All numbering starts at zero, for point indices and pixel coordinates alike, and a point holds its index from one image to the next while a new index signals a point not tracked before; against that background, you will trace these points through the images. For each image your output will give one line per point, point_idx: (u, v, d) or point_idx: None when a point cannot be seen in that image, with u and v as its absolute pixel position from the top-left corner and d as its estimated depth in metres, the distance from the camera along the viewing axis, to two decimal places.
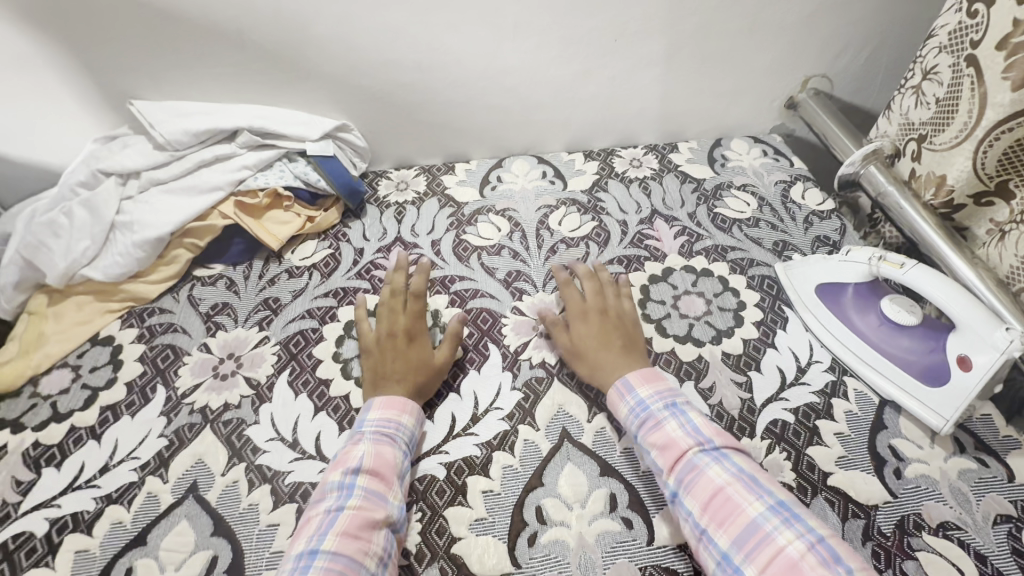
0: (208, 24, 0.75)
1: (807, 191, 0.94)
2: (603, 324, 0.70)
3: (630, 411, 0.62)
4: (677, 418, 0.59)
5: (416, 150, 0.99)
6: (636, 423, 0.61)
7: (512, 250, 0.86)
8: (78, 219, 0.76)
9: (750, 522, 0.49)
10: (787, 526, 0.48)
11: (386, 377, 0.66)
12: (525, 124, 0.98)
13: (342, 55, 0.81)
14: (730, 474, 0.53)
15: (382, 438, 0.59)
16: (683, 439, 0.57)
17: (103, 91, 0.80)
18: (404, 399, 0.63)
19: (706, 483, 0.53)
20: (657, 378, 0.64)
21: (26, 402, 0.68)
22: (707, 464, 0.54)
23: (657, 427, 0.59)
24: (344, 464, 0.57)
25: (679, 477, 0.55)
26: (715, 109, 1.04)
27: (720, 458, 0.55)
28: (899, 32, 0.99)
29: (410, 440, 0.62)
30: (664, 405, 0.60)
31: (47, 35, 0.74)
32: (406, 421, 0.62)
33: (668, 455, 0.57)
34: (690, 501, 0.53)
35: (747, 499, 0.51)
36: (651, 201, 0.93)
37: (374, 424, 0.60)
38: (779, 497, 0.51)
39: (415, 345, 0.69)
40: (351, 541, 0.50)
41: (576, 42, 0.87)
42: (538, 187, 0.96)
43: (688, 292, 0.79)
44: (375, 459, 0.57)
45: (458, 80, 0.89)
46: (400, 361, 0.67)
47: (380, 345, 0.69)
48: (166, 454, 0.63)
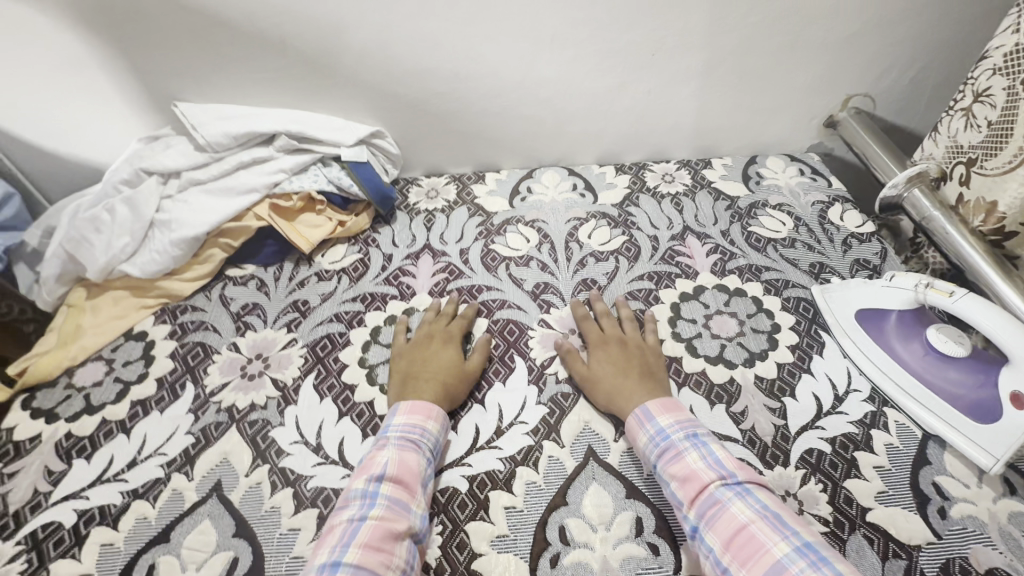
0: (253, 31, 0.77)
1: (847, 213, 0.92)
2: (622, 353, 0.70)
3: (649, 441, 0.60)
4: (698, 449, 0.58)
5: (447, 158, 1.00)
6: (655, 453, 0.59)
7: (541, 262, 0.85)
8: (118, 216, 0.77)
9: (775, 563, 0.48)
10: (814, 569, 0.47)
11: (418, 380, 0.67)
12: (557, 136, 0.98)
13: (382, 63, 0.82)
14: (754, 511, 0.52)
15: (406, 446, 0.59)
16: (705, 471, 0.56)
17: (151, 93, 0.83)
18: (430, 403, 0.63)
19: (729, 519, 0.52)
20: (678, 408, 0.63)
21: (61, 393, 0.70)
22: (730, 499, 0.53)
23: (678, 459, 0.58)
24: (368, 471, 0.57)
25: (700, 511, 0.54)
26: (751, 126, 1.02)
27: (743, 493, 0.54)
28: (946, 52, 0.96)
29: (434, 446, 0.61)
30: (684, 435, 0.59)
31: (100, 38, 0.76)
32: (431, 427, 0.62)
33: (688, 488, 0.56)
34: (712, 537, 0.52)
35: (772, 539, 0.50)
36: (683, 217, 0.92)
37: (399, 430, 0.61)
38: (805, 537, 0.49)
39: (449, 353, 0.70)
40: (373, 553, 0.50)
41: (613, 56, 0.86)
42: (568, 200, 0.95)
43: (721, 312, 0.77)
44: (398, 466, 0.57)
45: (493, 90, 0.89)
46: (433, 366, 0.68)
47: (418, 350, 0.71)
48: (193, 451, 0.64)
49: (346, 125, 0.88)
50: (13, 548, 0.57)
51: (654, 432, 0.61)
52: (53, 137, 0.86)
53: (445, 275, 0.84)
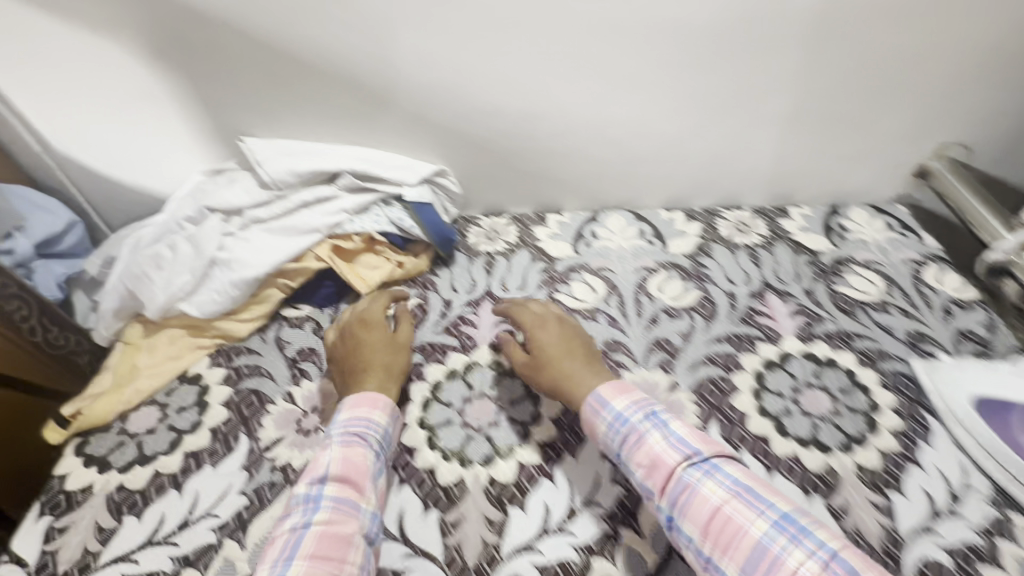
0: (325, 68, 0.74)
1: (944, 275, 0.84)
2: (545, 329, 0.71)
3: (609, 427, 0.60)
4: (659, 431, 0.58)
5: (508, 198, 0.95)
6: (618, 440, 0.59)
7: (609, 316, 0.80)
8: (180, 253, 0.75)
9: (756, 544, 0.49)
10: (795, 543, 0.48)
11: (359, 373, 0.67)
12: (625, 179, 0.93)
13: (453, 101, 0.79)
14: (726, 490, 0.53)
15: (351, 440, 0.59)
16: (670, 454, 0.56)
17: (216, 127, 0.81)
18: (377, 394, 0.64)
19: (702, 503, 0.53)
20: (631, 389, 0.63)
21: (114, 439, 0.67)
22: (701, 481, 0.54)
23: (640, 443, 0.58)
24: (311, 473, 0.57)
25: (672, 499, 0.54)
26: (834, 175, 0.95)
27: (713, 472, 0.54)
28: None
29: (383, 438, 0.62)
30: (645, 417, 0.59)
31: (171, 73, 0.75)
32: (378, 416, 0.62)
33: (657, 476, 0.56)
34: (689, 524, 0.53)
35: (749, 518, 0.51)
36: (762, 271, 0.86)
37: (342, 426, 0.60)
38: (779, 510, 0.51)
39: (375, 333, 0.71)
40: (321, 562, 0.50)
41: (696, 99, 0.81)
42: (636, 247, 0.90)
43: (810, 385, 0.71)
44: (344, 465, 0.57)
45: (562, 131, 0.84)
46: (369, 353, 0.69)
47: (347, 339, 0.71)
48: (246, 515, 0.60)
49: (412, 164, 0.85)
50: None
51: (613, 417, 0.61)
52: (116, 166, 0.85)
53: (508, 326, 0.79)
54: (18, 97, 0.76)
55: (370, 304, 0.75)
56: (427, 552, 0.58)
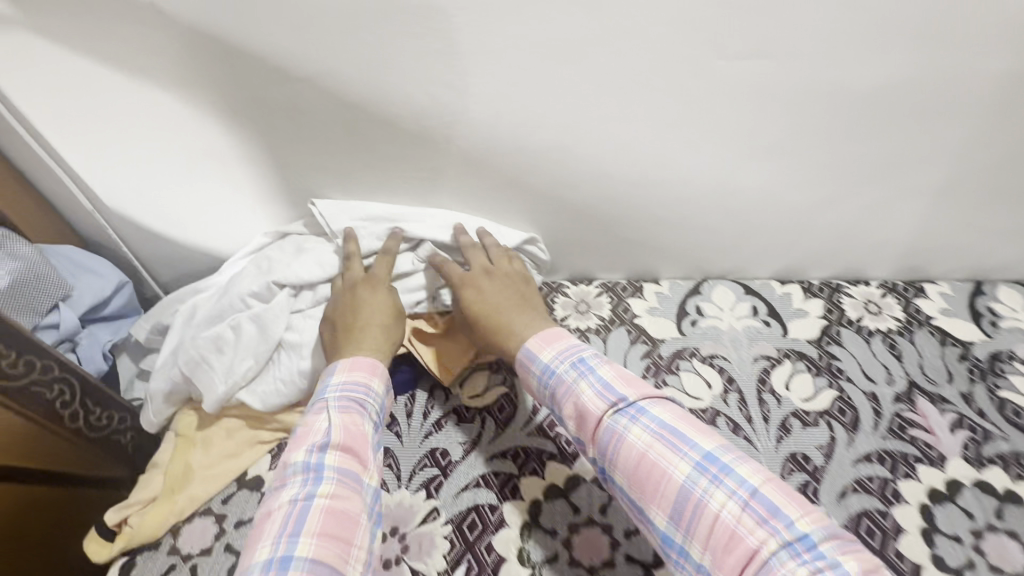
0: (418, 130, 0.66)
1: None
2: (506, 289, 0.68)
3: (540, 378, 0.58)
4: (585, 379, 0.54)
5: (599, 264, 0.84)
6: (549, 391, 0.57)
7: (730, 420, 0.68)
8: (244, 336, 0.66)
9: (679, 489, 0.46)
10: (716, 485, 0.45)
11: (356, 330, 0.62)
12: (736, 249, 0.82)
13: (557, 165, 0.70)
14: (649, 433, 0.49)
15: (349, 406, 0.54)
16: (596, 402, 0.53)
17: (289, 186, 0.73)
18: (374, 360, 0.59)
19: (626, 450, 0.49)
20: (560, 338, 0.60)
21: (165, 560, 0.58)
22: (625, 427, 0.50)
23: (567, 394, 0.55)
24: (307, 441, 0.50)
25: (602, 449, 0.51)
26: (982, 252, 0.81)
27: (638, 414, 0.50)
28: None
29: (380, 407, 0.57)
30: (570, 365, 0.56)
31: (247, 132, 0.67)
32: (376, 385, 0.57)
33: (586, 428, 0.53)
34: (619, 475, 0.50)
35: (671, 462, 0.47)
36: (905, 366, 0.73)
37: (337, 392, 0.55)
38: (703, 450, 0.47)
39: (380, 294, 0.65)
40: (330, 542, 0.45)
41: (836, 169, 0.70)
42: (750, 329, 0.78)
43: (993, 528, 0.59)
44: (345, 433, 0.52)
45: (675, 198, 0.74)
46: (370, 312, 0.63)
47: (344, 293, 0.66)
48: None
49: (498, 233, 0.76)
50: None
51: (542, 370, 0.58)
52: (174, 226, 0.79)
53: None
54: (71, 153, 0.68)
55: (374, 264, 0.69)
56: None
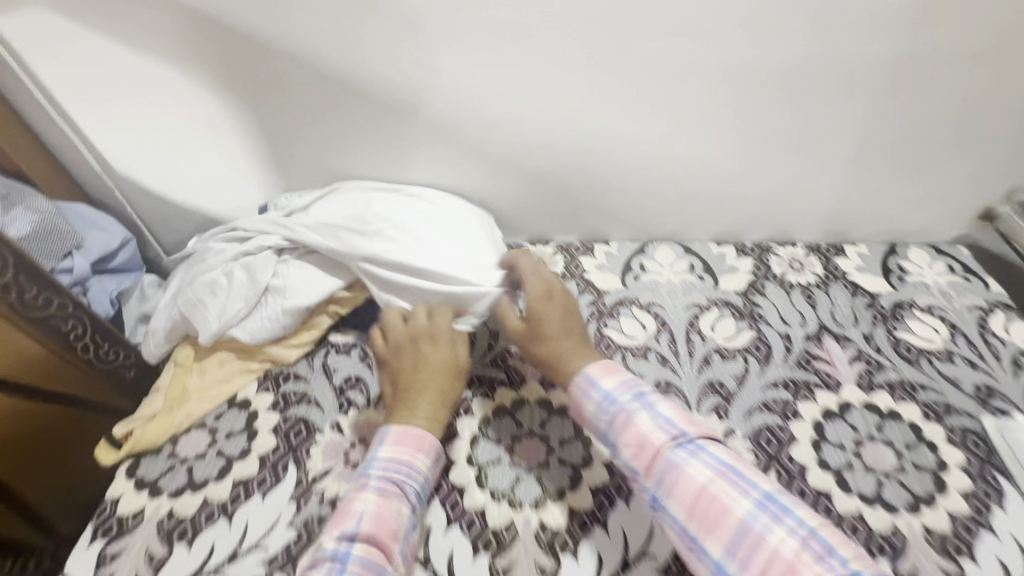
0: (386, 99, 0.75)
1: (1011, 324, 0.80)
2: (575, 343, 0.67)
3: (597, 407, 0.60)
4: (647, 411, 0.57)
5: (554, 226, 0.94)
6: (606, 420, 0.59)
7: (659, 355, 0.78)
8: (237, 281, 0.75)
9: (740, 523, 0.48)
10: (778, 521, 0.47)
11: (409, 390, 0.65)
12: (675, 213, 0.91)
13: (510, 133, 0.79)
14: (711, 471, 0.51)
15: (388, 489, 0.56)
16: (656, 434, 0.55)
17: (275, 152, 0.83)
18: (421, 432, 0.61)
19: (688, 482, 0.52)
20: (619, 369, 0.62)
21: (164, 462, 0.68)
22: (685, 461, 0.53)
23: (628, 424, 0.57)
24: (341, 525, 0.53)
25: (658, 480, 0.53)
26: (894, 216, 0.91)
27: (697, 452, 0.53)
28: None
29: (419, 487, 0.59)
30: (634, 397, 0.58)
31: (237, 102, 0.77)
32: (420, 462, 0.59)
33: (643, 457, 0.55)
34: (674, 504, 0.52)
35: (733, 497, 0.50)
36: (818, 313, 0.83)
37: (382, 467, 0.57)
38: (763, 490, 0.50)
39: (433, 353, 0.67)
40: None
41: (757, 138, 0.80)
42: (685, 282, 0.88)
43: (873, 439, 0.68)
44: (375, 520, 0.54)
45: (615, 166, 0.84)
46: (421, 374, 0.66)
47: (399, 347, 0.69)
48: (296, 550, 0.60)
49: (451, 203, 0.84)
50: None
51: (602, 397, 0.60)
52: (174, 189, 0.88)
53: None
54: (85, 120, 0.78)
55: (428, 318, 0.71)
56: None
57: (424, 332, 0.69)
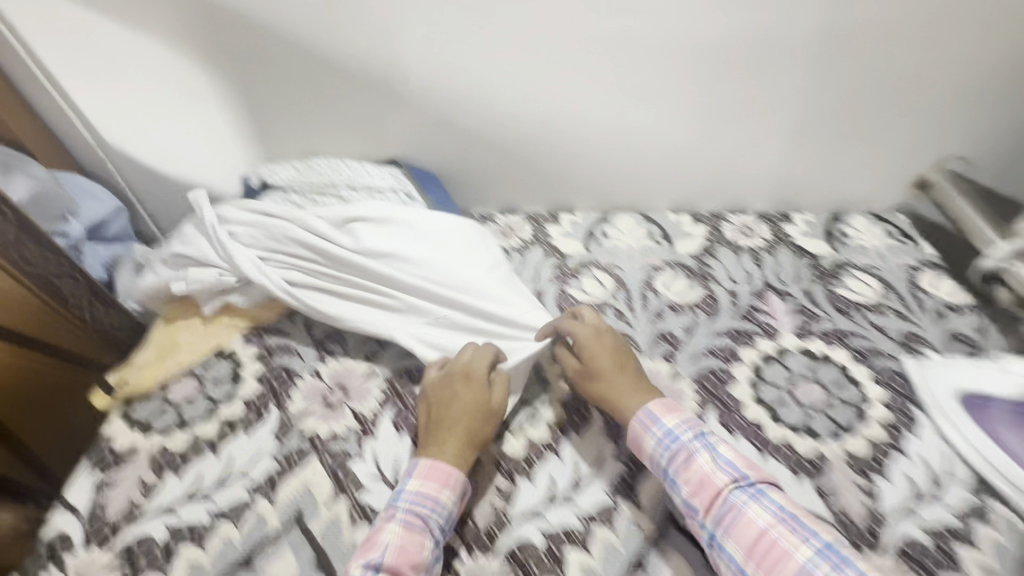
0: (360, 72, 0.82)
1: (940, 280, 0.87)
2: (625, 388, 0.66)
3: (656, 443, 0.61)
4: (708, 451, 0.59)
5: (523, 197, 1.00)
6: (666, 456, 0.60)
7: (616, 309, 0.84)
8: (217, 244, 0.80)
9: (800, 570, 0.50)
10: (839, 572, 0.49)
11: (443, 431, 0.64)
12: (634, 183, 0.98)
13: (477, 104, 0.86)
14: (771, 514, 0.54)
15: (413, 522, 0.57)
16: (718, 476, 0.57)
17: (258, 123, 0.89)
18: (449, 468, 0.61)
19: (749, 524, 0.54)
20: (679, 408, 0.64)
21: (156, 405, 0.73)
22: (746, 503, 0.55)
23: (689, 461, 0.59)
24: (367, 555, 0.55)
25: (716, 519, 0.56)
26: (836, 185, 0.98)
27: (756, 495, 0.56)
28: None
29: (444, 522, 0.59)
30: (693, 435, 0.60)
31: (222, 75, 0.83)
32: (445, 497, 0.59)
33: (703, 495, 0.57)
34: (732, 545, 0.54)
35: (794, 543, 0.52)
36: (764, 272, 0.90)
37: (409, 500, 0.59)
38: (824, 538, 0.52)
39: (467, 395, 0.66)
40: None
41: (704, 109, 0.86)
42: (644, 247, 0.94)
43: (805, 378, 0.75)
44: (398, 553, 0.54)
45: (576, 137, 0.90)
46: (456, 420, 0.64)
47: (434, 387, 0.68)
48: (277, 477, 0.66)
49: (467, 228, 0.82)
50: (109, 558, 0.60)
51: (662, 434, 0.61)
52: (165, 160, 0.94)
53: None
54: (81, 92, 0.84)
55: (470, 355, 0.69)
56: None
57: (466, 368, 0.68)
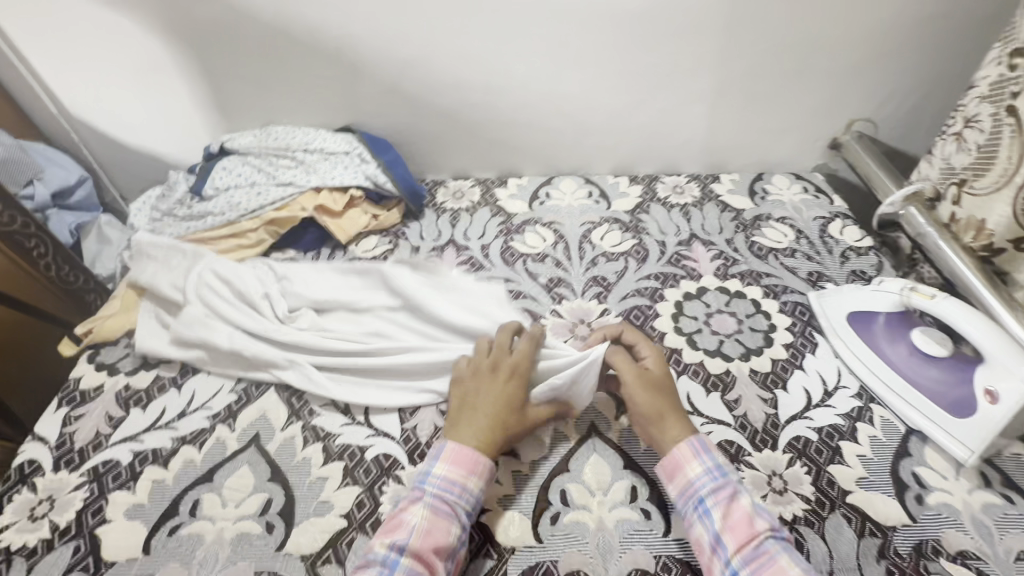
0: (310, 41, 0.88)
1: (847, 228, 0.97)
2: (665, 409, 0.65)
3: (698, 473, 0.59)
4: (748, 493, 0.58)
5: (473, 163, 1.07)
6: (707, 487, 0.58)
7: (555, 259, 0.92)
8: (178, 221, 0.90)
9: None
10: None
11: (477, 414, 0.63)
12: (574, 148, 1.06)
13: (420, 71, 0.92)
14: (802, 569, 0.52)
15: (439, 507, 0.56)
16: (756, 519, 0.55)
17: (216, 93, 0.95)
18: (478, 454, 0.60)
19: (779, 573, 0.51)
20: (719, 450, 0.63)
21: (122, 350, 0.79)
22: (779, 551, 0.53)
23: (730, 494, 0.57)
24: (392, 535, 0.54)
25: (745, 559, 0.53)
26: (759, 146, 1.08)
27: (789, 550, 0.53)
28: (955, 75, 0.99)
29: (469, 509, 0.59)
30: (735, 475, 0.60)
31: (179, 45, 0.88)
32: (472, 484, 0.59)
33: (738, 533, 0.54)
34: None
35: None
36: (691, 225, 0.98)
37: (438, 485, 0.58)
38: None
39: (508, 384, 0.65)
40: None
41: (630, 75, 0.94)
42: (583, 206, 1.01)
43: (721, 311, 0.84)
44: (425, 537, 0.54)
45: (515, 102, 0.98)
46: (491, 405, 0.64)
47: (478, 372, 0.67)
48: (235, 407, 0.72)
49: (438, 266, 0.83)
50: (77, 479, 0.65)
51: (707, 466, 0.60)
52: (127, 131, 0.99)
53: (467, 267, 0.91)
54: (43, 64, 0.89)
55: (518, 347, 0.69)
56: (387, 432, 0.69)
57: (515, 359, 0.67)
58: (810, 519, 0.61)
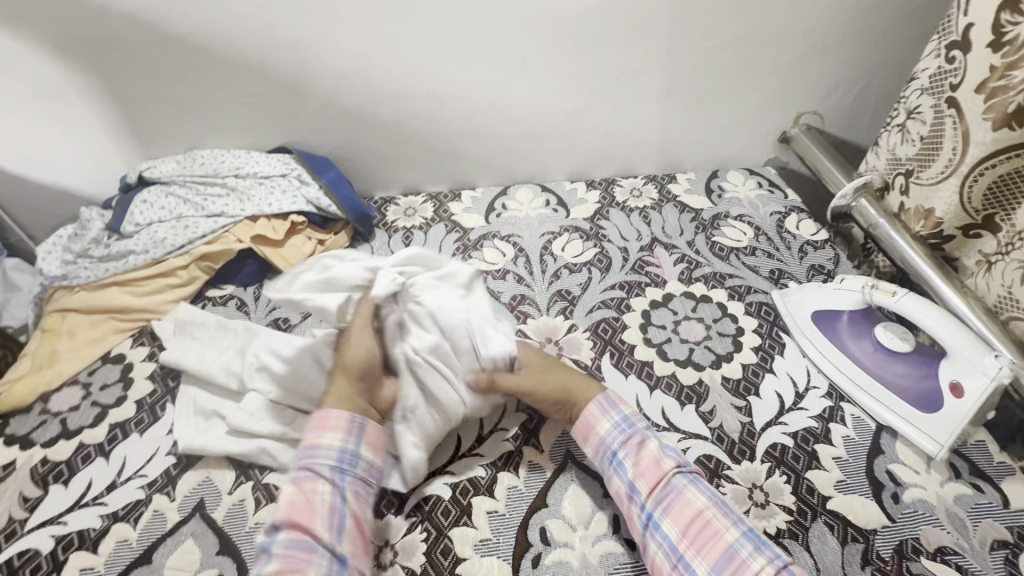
0: (233, 56, 0.80)
1: (802, 221, 0.97)
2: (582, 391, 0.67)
3: (608, 430, 0.63)
4: (655, 437, 0.63)
5: (424, 177, 1.02)
6: (617, 441, 0.62)
7: (517, 275, 0.88)
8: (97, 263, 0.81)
9: (728, 549, 0.53)
10: (762, 550, 0.53)
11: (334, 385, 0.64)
12: (529, 154, 1.02)
13: (359, 85, 0.86)
14: (706, 496, 0.57)
15: (303, 476, 0.57)
16: (663, 460, 0.60)
17: (130, 117, 0.85)
18: (327, 411, 0.61)
19: (685, 504, 0.56)
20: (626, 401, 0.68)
21: (36, 418, 0.70)
22: (686, 485, 0.58)
23: (640, 444, 0.61)
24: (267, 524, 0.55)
25: (657, 500, 0.57)
26: (712, 144, 1.07)
27: (694, 480, 0.59)
28: (894, 65, 1.01)
29: (337, 459, 0.59)
30: (643, 422, 0.64)
31: (81, 67, 0.79)
32: (328, 439, 0.59)
33: (649, 477, 0.59)
34: (669, 524, 0.56)
35: (725, 525, 0.55)
36: (651, 228, 0.96)
37: (297, 461, 0.59)
38: (747, 523, 0.56)
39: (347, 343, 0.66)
40: None
41: (579, 79, 0.91)
42: (542, 215, 0.98)
43: (688, 318, 0.82)
44: (292, 507, 0.55)
45: (465, 111, 0.93)
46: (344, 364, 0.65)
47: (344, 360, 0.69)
48: (174, 472, 0.64)
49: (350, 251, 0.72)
50: None
51: (615, 422, 0.64)
52: (25, 165, 0.88)
53: None
54: None
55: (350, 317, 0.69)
56: None
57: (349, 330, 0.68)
58: (794, 531, 0.60)
